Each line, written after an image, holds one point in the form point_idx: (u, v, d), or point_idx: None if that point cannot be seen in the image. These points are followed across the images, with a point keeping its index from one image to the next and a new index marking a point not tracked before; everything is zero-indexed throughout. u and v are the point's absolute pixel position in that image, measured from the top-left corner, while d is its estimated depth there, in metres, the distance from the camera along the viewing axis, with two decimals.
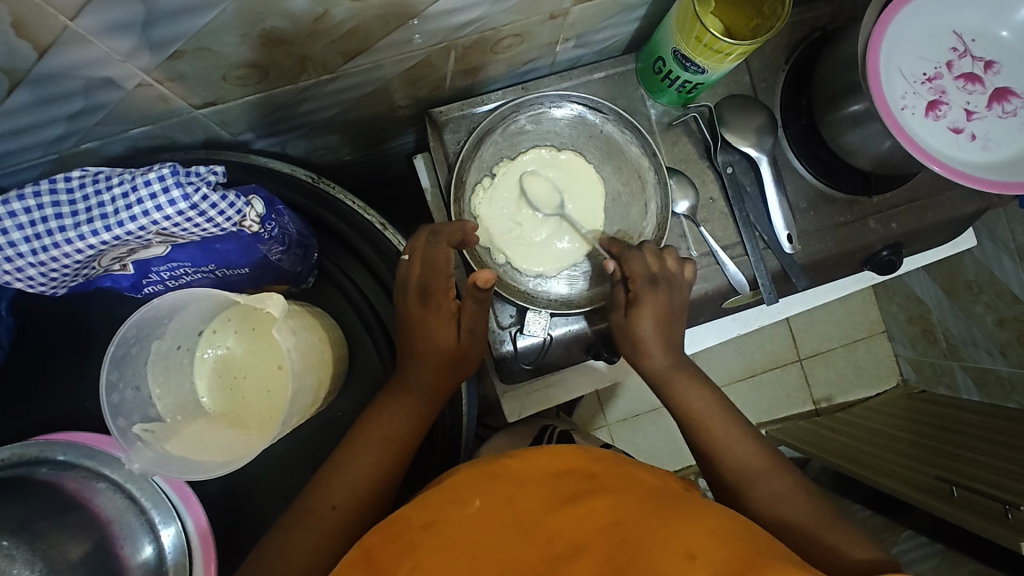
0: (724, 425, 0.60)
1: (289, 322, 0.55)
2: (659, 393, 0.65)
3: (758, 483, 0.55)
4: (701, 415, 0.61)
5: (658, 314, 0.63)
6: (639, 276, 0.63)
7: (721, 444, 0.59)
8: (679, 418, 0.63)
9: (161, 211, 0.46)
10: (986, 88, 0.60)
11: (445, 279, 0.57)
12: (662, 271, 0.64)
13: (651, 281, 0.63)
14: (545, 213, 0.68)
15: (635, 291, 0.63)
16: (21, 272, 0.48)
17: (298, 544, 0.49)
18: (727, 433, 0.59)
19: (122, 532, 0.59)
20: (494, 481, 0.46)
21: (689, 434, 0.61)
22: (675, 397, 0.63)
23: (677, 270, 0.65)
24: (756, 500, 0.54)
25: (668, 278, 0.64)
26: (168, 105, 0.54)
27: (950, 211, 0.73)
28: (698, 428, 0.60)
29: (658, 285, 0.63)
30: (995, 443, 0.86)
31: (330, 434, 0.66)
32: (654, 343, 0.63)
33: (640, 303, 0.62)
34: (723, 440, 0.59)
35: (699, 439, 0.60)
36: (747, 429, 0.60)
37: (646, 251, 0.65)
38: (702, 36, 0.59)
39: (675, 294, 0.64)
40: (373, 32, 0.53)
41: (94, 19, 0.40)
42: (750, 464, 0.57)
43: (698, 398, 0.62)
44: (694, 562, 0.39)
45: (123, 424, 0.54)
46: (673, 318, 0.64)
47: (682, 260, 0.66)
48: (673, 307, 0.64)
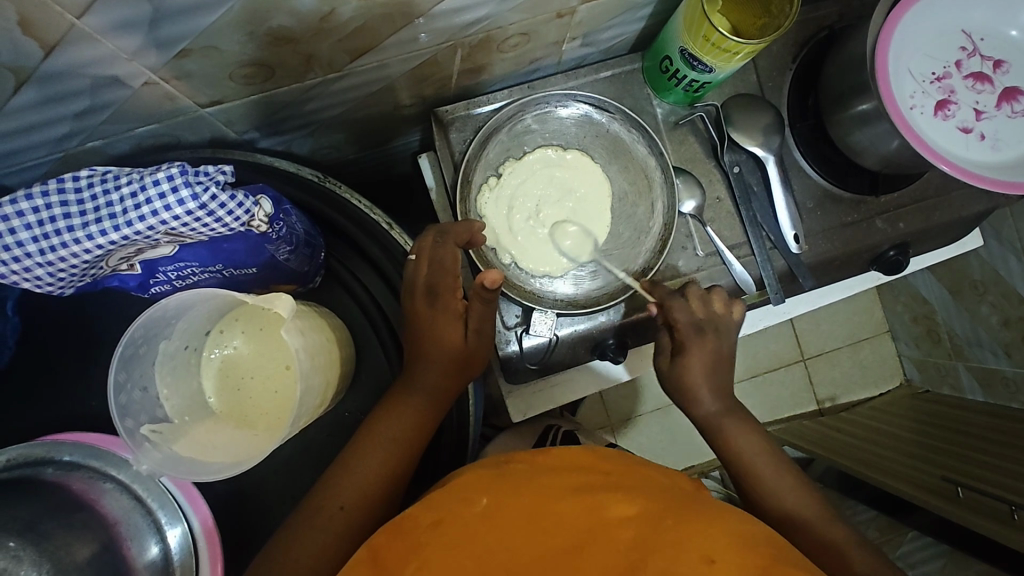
0: (776, 472, 0.58)
1: (296, 322, 0.55)
2: (706, 437, 0.63)
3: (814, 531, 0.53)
4: (752, 462, 0.59)
5: (707, 361, 0.62)
6: (685, 324, 0.63)
7: (773, 491, 0.57)
8: (728, 463, 0.61)
9: (169, 212, 0.46)
10: (995, 88, 0.60)
11: (452, 279, 0.56)
12: (708, 317, 0.64)
13: (697, 328, 0.63)
14: (579, 259, 0.69)
15: (680, 339, 0.63)
16: (28, 272, 0.48)
17: (306, 542, 0.49)
18: (779, 480, 0.58)
19: (128, 533, 0.59)
20: (502, 481, 0.46)
21: (740, 480, 0.60)
22: (725, 442, 0.61)
23: (723, 312, 0.64)
24: (813, 542, 0.52)
25: (715, 322, 0.64)
26: (175, 103, 0.54)
27: (958, 211, 0.73)
28: (749, 474, 0.59)
29: (704, 332, 0.63)
30: (999, 443, 0.86)
31: (337, 435, 0.66)
32: (703, 389, 0.62)
33: (688, 351, 0.62)
34: (775, 488, 0.57)
35: (750, 485, 0.59)
36: (799, 477, 0.58)
37: (691, 295, 0.65)
38: (710, 35, 0.58)
39: (722, 339, 0.63)
40: (379, 31, 0.52)
41: (101, 17, 0.40)
42: (805, 510, 0.55)
43: (750, 444, 0.60)
44: (712, 566, 0.39)
45: (131, 425, 0.54)
46: (722, 364, 0.63)
47: (729, 300, 0.65)
48: (720, 352, 0.63)
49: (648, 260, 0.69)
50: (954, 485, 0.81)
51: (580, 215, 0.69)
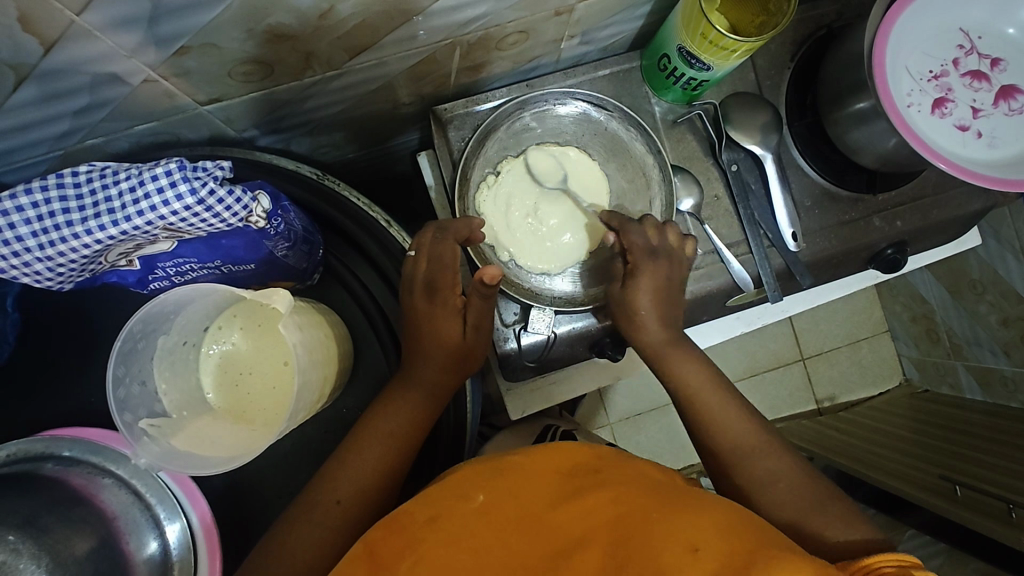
0: (717, 399, 0.60)
1: (295, 318, 0.55)
2: (651, 366, 0.64)
3: (753, 460, 0.55)
4: (696, 389, 0.60)
5: (657, 285, 0.62)
6: (639, 248, 0.63)
7: (715, 416, 0.59)
8: (672, 390, 0.62)
9: (167, 207, 0.46)
10: (993, 86, 0.60)
11: (451, 275, 0.56)
12: (663, 245, 0.64)
13: (651, 252, 0.63)
14: (546, 186, 0.69)
15: (633, 262, 0.63)
16: (27, 267, 0.48)
17: (301, 537, 0.49)
18: (720, 404, 0.59)
19: (127, 528, 0.59)
20: (497, 476, 0.46)
21: (683, 408, 0.61)
22: (670, 370, 0.62)
23: (677, 245, 0.65)
24: (755, 474, 0.54)
25: (669, 252, 0.64)
26: (174, 101, 0.54)
27: (955, 210, 0.73)
28: (693, 401, 0.60)
29: (657, 257, 0.63)
30: (997, 442, 0.87)
31: (335, 430, 0.66)
32: (650, 316, 0.62)
33: (639, 275, 0.62)
34: (716, 413, 0.59)
35: (693, 411, 0.60)
36: (741, 403, 0.60)
37: (647, 223, 0.64)
38: (707, 33, 0.58)
39: (674, 268, 0.64)
40: (378, 28, 0.52)
41: (101, 14, 0.40)
42: (744, 438, 0.57)
43: (694, 372, 0.61)
44: (699, 555, 0.39)
45: (130, 419, 0.54)
46: (671, 292, 0.64)
47: (683, 236, 0.65)
48: (672, 279, 0.63)
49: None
50: (953, 483, 0.81)
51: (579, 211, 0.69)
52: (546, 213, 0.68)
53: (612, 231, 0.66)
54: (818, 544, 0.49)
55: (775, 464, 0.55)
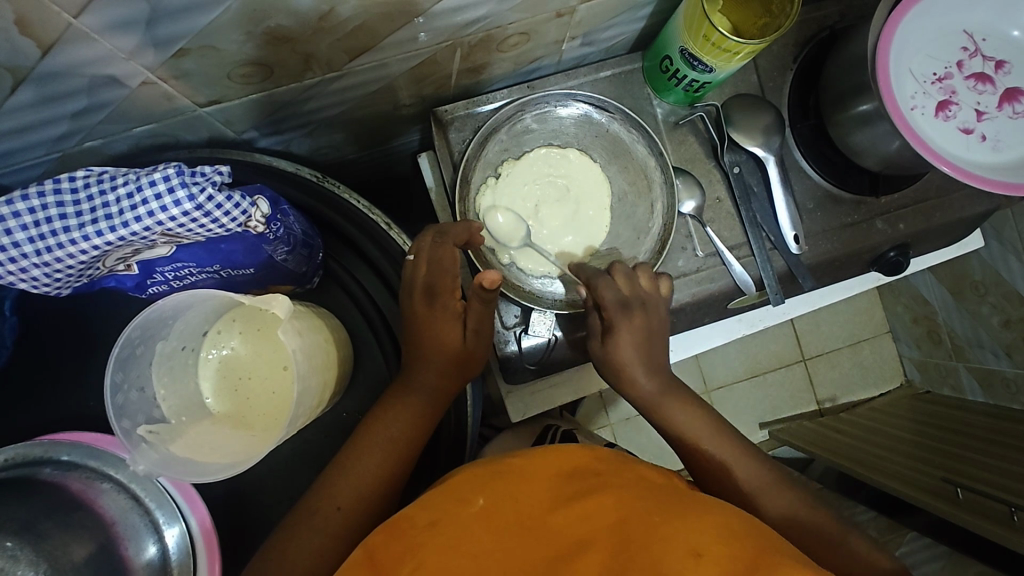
0: (717, 442, 0.60)
1: (294, 323, 0.55)
2: (647, 416, 0.64)
3: (768, 499, 0.56)
4: (694, 437, 0.60)
5: (637, 338, 0.62)
6: (612, 304, 0.61)
7: (714, 459, 0.59)
8: (670, 438, 0.62)
9: (166, 212, 0.46)
10: (997, 88, 0.60)
11: (451, 278, 0.56)
12: (635, 293, 0.63)
13: (624, 306, 0.61)
14: (511, 246, 0.68)
15: (609, 318, 0.61)
16: (25, 273, 0.48)
17: (301, 543, 0.49)
18: (719, 448, 0.59)
19: (126, 533, 0.59)
20: (498, 479, 0.46)
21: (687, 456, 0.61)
22: (667, 419, 0.62)
23: (650, 288, 0.64)
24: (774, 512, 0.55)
25: (642, 299, 0.63)
26: (173, 103, 0.54)
27: (959, 212, 0.72)
28: (692, 448, 0.60)
29: (631, 309, 0.62)
30: (997, 444, 0.86)
31: (335, 434, 0.66)
32: (637, 370, 0.62)
33: (617, 331, 0.61)
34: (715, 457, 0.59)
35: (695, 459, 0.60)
36: (739, 443, 0.60)
37: (617, 273, 0.64)
38: (710, 35, 0.58)
39: (651, 316, 0.63)
40: (378, 30, 0.52)
41: (99, 17, 0.40)
42: (749, 481, 0.57)
43: (690, 420, 0.61)
44: (700, 560, 0.38)
45: (128, 425, 0.54)
46: (653, 341, 0.63)
47: (656, 276, 0.65)
48: (650, 328, 0.63)
49: (647, 259, 0.69)
50: (953, 485, 0.81)
51: (580, 215, 0.68)
52: (546, 216, 0.67)
53: (583, 286, 0.64)
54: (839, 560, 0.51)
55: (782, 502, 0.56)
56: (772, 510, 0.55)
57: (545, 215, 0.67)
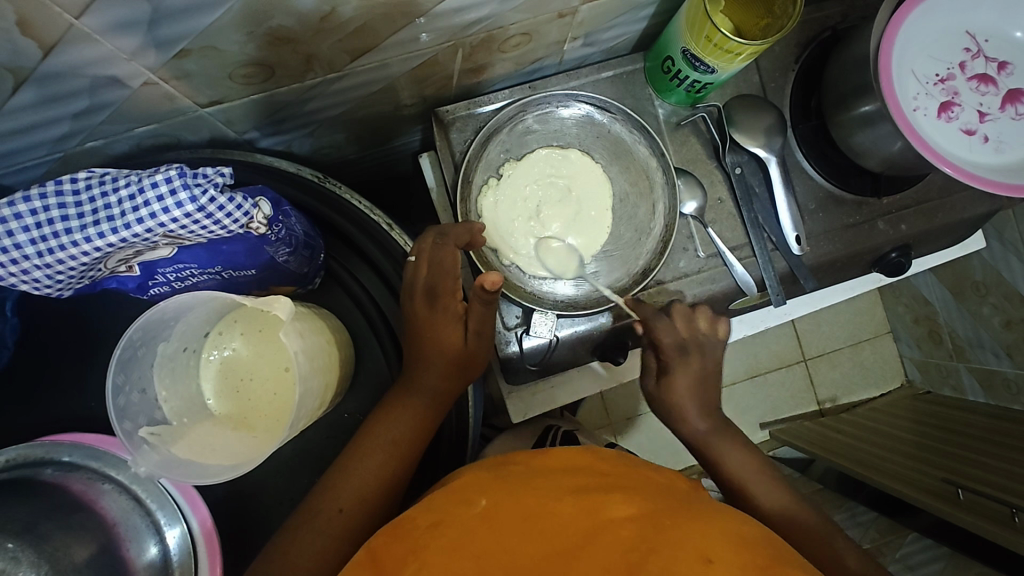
0: (768, 490, 0.58)
1: (296, 324, 0.55)
2: (698, 458, 0.63)
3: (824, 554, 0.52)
4: (744, 482, 0.59)
5: (692, 379, 0.62)
6: (670, 346, 0.63)
7: (763, 501, 0.57)
8: (720, 482, 0.60)
9: (167, 214, 0.46)
10: (1000, 89, 0.60)
11: (452, 281, 0.56)
12: (692, 336, 0.64)
13: (681, 348, 0.63)
14: (563, 276, 0.68)
15: (665, 360, 0.63)
16: (26, 274, 0.48)
17: (304, 545, 0.49)
18: (770, 495, 0.57)
19: (127, 534, 0.59)
20: (502, 483, 0.46)
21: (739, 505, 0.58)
22: (718, 460, 0.61)
23: (708, 331, 0.65)
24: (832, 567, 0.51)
25: (699, 342, 0.64)
26: (174, 104, 0.53)
27: (961, 213, 0.72)
28: (742, 493, 0.58)
29: (688, 353, 0.63)
30: (994, 443, 0.87)
31: (336, 436, 0.66)
32: (691, 409, 0.61)
33: (673, 372, 0.62)
34: (765, 503, 0.57)
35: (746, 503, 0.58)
36: (791, 495, 0.58)
37: (677, 314, 0.65)
38: (713, 36, 0.58)
39: (707, 359, 0.64)
40: (379, 30, 0.52)
41: (100, 17, 0.40)
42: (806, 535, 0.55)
43: (742, 464, 0.60)
44: (710, 566, 0.38)
45: (129, 427, 0.54)
46: (709, 383, 0.63)
47: (714, 318, 0.66)
48: (706, 372, 0.63)
49: (648, 261, 0.69)
50: (953, 486, 0.81)
51: (580, 219, 0.68)
52: (548, 217, 0.67)
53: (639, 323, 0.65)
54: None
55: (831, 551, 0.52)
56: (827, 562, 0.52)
57: (546, 216, 0.67)
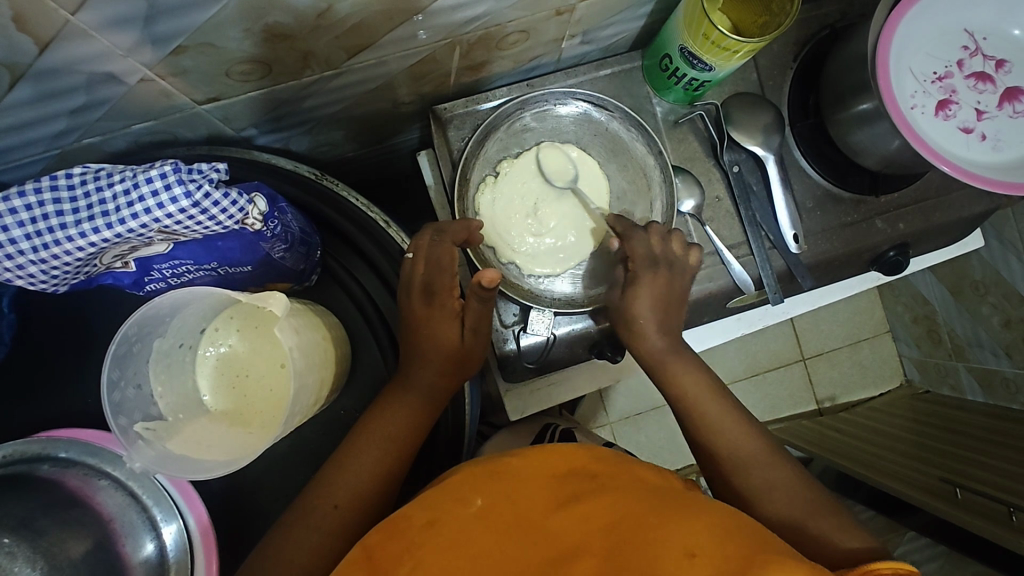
0: (716, 405, 0.59)
1: (291, 321, 0.55)
2: (651, 376, 0.64)
3: (752, 470, 0.55)
4: (693, 397, 0.60)
5: (656, 295, 0.62)
6: (641, 257, 0.63)
7: (709, 418, 0.58)
8: (672, 398, 0.61)
9: (162, 209, 0.46)
10: (997, 87, 0.60)
11: (449, 277, 0.56)
12: (664, 254, 0.64)
13: (652, 261, 0.63)
14: (558, 185, 0.68)
15: (634, 270, 0.63)
16: (22, 269, 0.48)
17: (298, 541, 0.49)
18: (718, 413, 0.59)
19: (123, 530, 0.59)
20: (497, 480, 0.46)
21: (684, 419, 0.60)
22: (669, 378, 0.62)
23: (681, 254, 0.65)
24: (757, 482, 0.54)
25: (670, 260, 0.64)
26: (171, 101, 0.53)
27: (959, 212, 0.72)
28: (691, 407, 0.60)
29: (658, 267, 0.63)
30: (996, 444, 0.86)
31: (333, 433, 0.66)
32: (649, 324, 0.62)
33: (639, 283, 0.62)
34: (712, 422, 0.58)
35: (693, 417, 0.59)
36: (739, 410, 0.59)
37: (653, 232, 0.65)
38: (710, 33, 0.58)
39: (675, 276, 0.64)
40: (377, 27, 0.52)
41: (97, 13, 0.40)
42: (742, 449, 0.56)
43: (693, 382, 0.61)
44: (693, 560, 0.38)
45: (125, 423, 0.54)
46: (672, 301, 0.63)
47: (688, 246, 0.66)
48: (673, 289, 0.63)
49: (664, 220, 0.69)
50: (953, 486, 0.81)
51: (551, 154, 0.68)
52: (546, 212, 0.68)
53: (617, 237, 0.66)
54: (820, 549, 0.48)
55: (768, 479, 0.54)
56: (754, 477, 0.54)
57: (546, 211, 0.68)
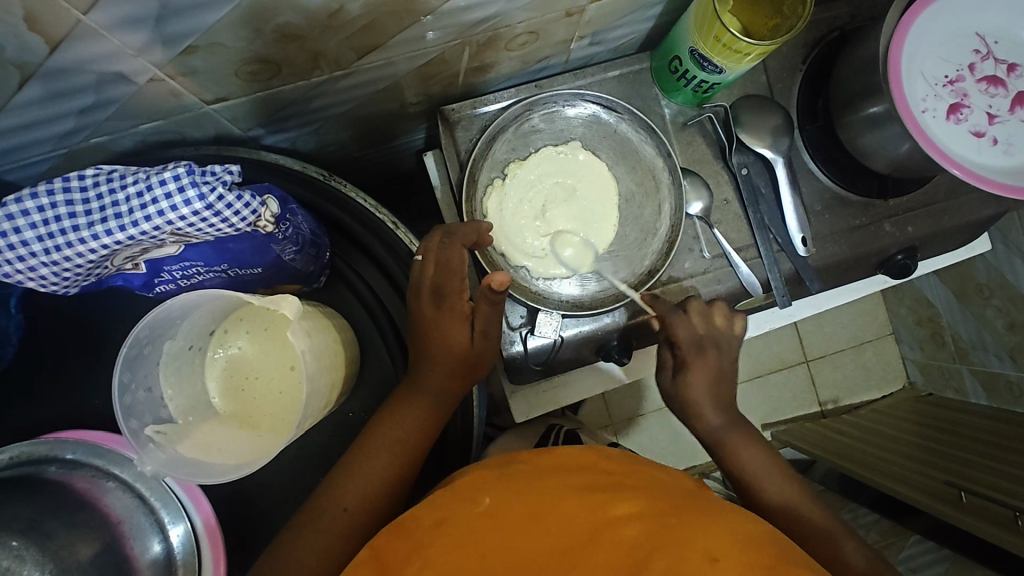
0: (782, 490, 0.58)
1: (304, 324, 0.54)
2: (712, 453, 0.63)
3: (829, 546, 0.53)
4: (756, 475, 0.59)
5: (709, 378, 0.62)
6: (687, 342, 0.62)
7: (776, 496, 0.58)
8: (735, 480, 0.61)
9: (175, 212, 0.46)
10: (1009, 91, 0.60)
11: (459, 280, 0.56)
12: (709, 332, 0.63)
13: (698, 345, 0.63)
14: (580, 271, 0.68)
15: (682, 357, 0.63)
16: (32, 272, 0.48)
17: (307, 544, 0.49)
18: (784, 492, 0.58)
19: (131, 532, 0.58)
20: (506, 481, 0.46)
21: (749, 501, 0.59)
22: (730, 457, 0.61)
23: (724, 326, 0.64)
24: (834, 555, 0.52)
25: (716, 338, 0.63)
26: (180, 100, 0.53)
27: (967, 216, 0.72)
28: (755, 490, 0.59)
29: (705, 350, 0.63)
30: (1001, 447, 0.86)
31: (340, 435, 0.66)
32: (705, 405, 0.62)
33: (689, 369, 0.62)
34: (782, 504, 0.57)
35: (753, 498, 0.59)
36: (805, 494, 0.58)
37: (692, 310, 0.64)
38: (721, 35, 0.58)
39: (723, 356, 0.63)
40: (387, 27, 0.52)
41: (108, 13, 0.39)
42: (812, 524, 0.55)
43: (755, 460, 0.60)
44: (716, 565, 0.38)
45: (136, 426, 0.54)
46: (724, 381, 0.63)
47: (731, 315, 0.65)
48: (722, 367, 0.63)
49: (654, 262, 0.69)
50: (957, 489, 0.80)
51: (564, 242, 0.68)
52: (554, 217, 0.67)
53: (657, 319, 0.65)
54: None
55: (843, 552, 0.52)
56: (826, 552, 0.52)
57: (553, 217, 0.67)
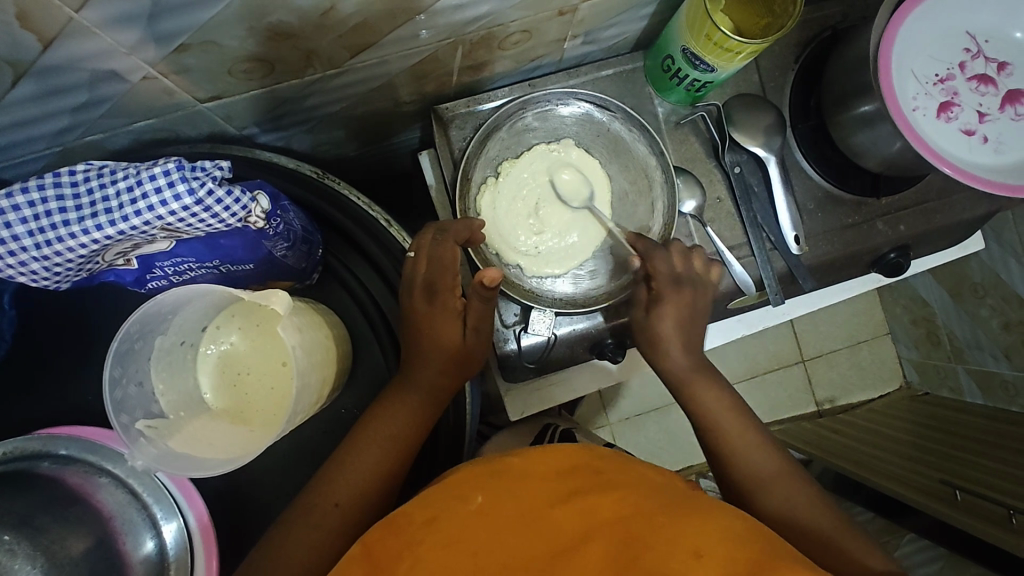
0: (741, 431, 0.58)
1: (293, 319, 0.55)
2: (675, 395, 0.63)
3: (775, 492, 0.54)
4: (715, 416, 0.60)
5: (681, 316, 0.62)
6: (664, 277, 0.62)
7: (732, 438, 0.58)
8: (694, 419, 0.61)
9: (166, 206, 0.46)
10: (999, 90, 0.60)
11: (451, 276, 0.56)
12: (687, 272, 0.63)
13: (675, 282, 0.62)
14: (573, 204, 0.68)
15: (657, 290, 0.62)
16: (24, 266, 0.48)
17: (297, 540, 0.49)
18: (739, 435, 0.58)
19: (123, 528, 0.59)
20: (496, 478, 0.45)
21: (707, 440, 0.59)
22: (692, 397, 0.61)
23: (702, 270, 0.65)
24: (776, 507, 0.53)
25: (693, 279, 0.64)
26: (173, 98, 0.53)
27: (959, 214, 0.72)
28: (715, 429, 0.59)
29: (682, 287, 0.62)
30: (998, 447, 0.86)
31: (333, 432, 0.66)
32: (675, 344, 0.62)
33: (663, 302, 0.62)
34: (736, 446, 0.57)
35: (711, 436, 0.59)
36: (765, 438, 0.58)
37: (674, 250, 0.64)
38: (712, 34, 0.58)
39: (699, 296, 0.63)
40: (380, 27, 0.52)
41: (100, 10, 0.40)
42: (764, 470, 0.55)
43: (715, 401, 0.60)
44: (703, 561, 0.39)
45: (127, 420, 0.54)
46: (695, 321, 0.63)
47: (708, 262, 0.65)
48: (696, 309, 0.63)
49: (659, 232, 0.69)
50: (952, 488, 0.81)
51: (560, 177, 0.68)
52: (547, 214, 0.67)
53: (636, 256, 0.65)
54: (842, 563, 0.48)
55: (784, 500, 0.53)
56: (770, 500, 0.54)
57: (546, 214, 0.67)
